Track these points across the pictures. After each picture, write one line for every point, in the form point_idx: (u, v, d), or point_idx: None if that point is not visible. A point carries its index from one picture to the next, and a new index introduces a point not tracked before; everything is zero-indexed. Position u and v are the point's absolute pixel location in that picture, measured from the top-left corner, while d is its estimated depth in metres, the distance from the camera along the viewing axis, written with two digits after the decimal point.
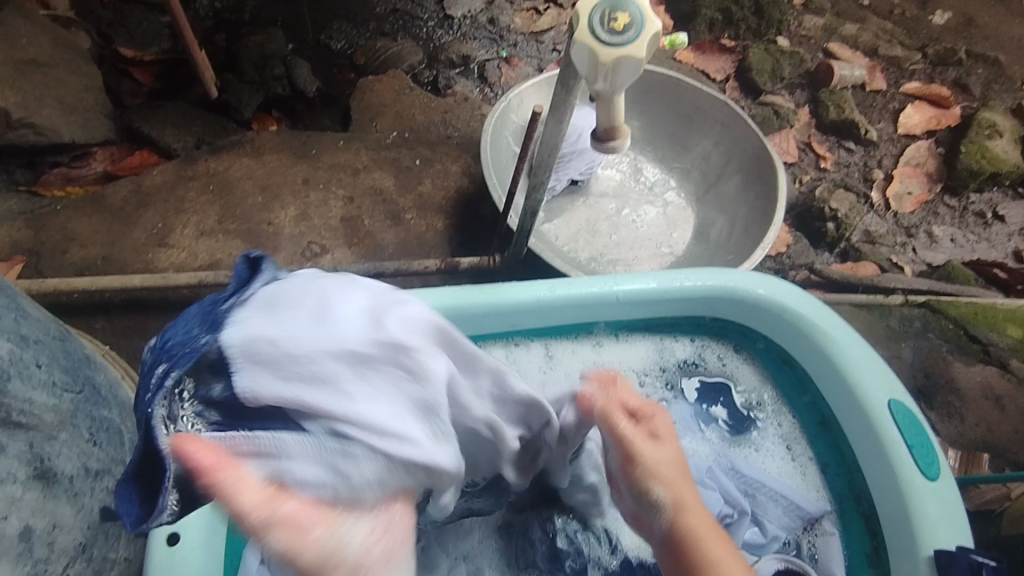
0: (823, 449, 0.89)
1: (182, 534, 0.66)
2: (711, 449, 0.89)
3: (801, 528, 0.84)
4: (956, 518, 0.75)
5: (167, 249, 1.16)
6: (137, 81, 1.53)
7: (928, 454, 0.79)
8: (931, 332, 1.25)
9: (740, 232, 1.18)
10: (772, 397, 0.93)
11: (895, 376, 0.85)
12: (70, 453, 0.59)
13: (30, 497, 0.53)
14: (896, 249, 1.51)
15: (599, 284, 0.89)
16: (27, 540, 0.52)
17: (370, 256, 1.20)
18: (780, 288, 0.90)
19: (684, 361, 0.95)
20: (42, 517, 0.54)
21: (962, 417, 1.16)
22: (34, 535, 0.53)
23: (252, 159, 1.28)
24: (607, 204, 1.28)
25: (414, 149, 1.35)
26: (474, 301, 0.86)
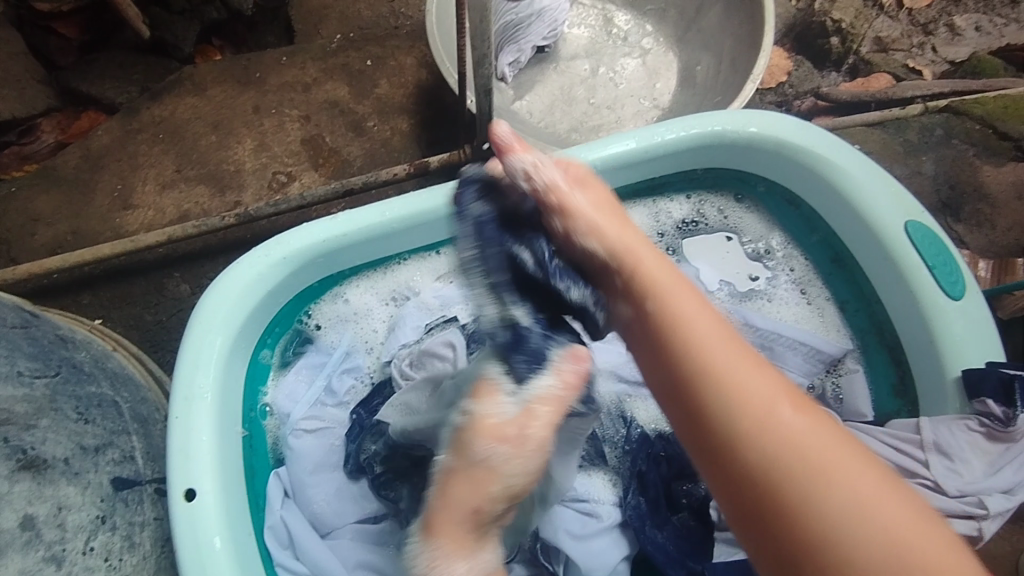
0: (840, 286, 0.84)
1: (198, 489, 0.64)
2: (720, 308, 0.85)
3: (823, 371, 0.81)
4: (986, 334, 0.71)
5: (132, 210, 1.11)
6: (63, 36, 1.18)
7: (952, 272, 0.74)
8: (954, 139, 1.15)
9: (728, 67, 1.07)
10: (780, 242, 0.88)
11: (910, 195, 0.78)
12: (56, 438, 0.65)
13: (18, 488, 0.63)
14: (913, 53, 1.33)
15: (574, 156, 0.80)
16: (29, 527, 0.62)
17: (339, 175, 1.14)
18: (776, 121, 0.81)
19: (682, 222, 0.89)
20: (41, 503, 0.63)
21: (993, 224, 1.08)
22: (36, 522, 0.63)
23: (197, 97, 1.19)
24: (582, 65, 1.16)
25: (363, 48, 1.25)
26: (442, 201, 0.79)
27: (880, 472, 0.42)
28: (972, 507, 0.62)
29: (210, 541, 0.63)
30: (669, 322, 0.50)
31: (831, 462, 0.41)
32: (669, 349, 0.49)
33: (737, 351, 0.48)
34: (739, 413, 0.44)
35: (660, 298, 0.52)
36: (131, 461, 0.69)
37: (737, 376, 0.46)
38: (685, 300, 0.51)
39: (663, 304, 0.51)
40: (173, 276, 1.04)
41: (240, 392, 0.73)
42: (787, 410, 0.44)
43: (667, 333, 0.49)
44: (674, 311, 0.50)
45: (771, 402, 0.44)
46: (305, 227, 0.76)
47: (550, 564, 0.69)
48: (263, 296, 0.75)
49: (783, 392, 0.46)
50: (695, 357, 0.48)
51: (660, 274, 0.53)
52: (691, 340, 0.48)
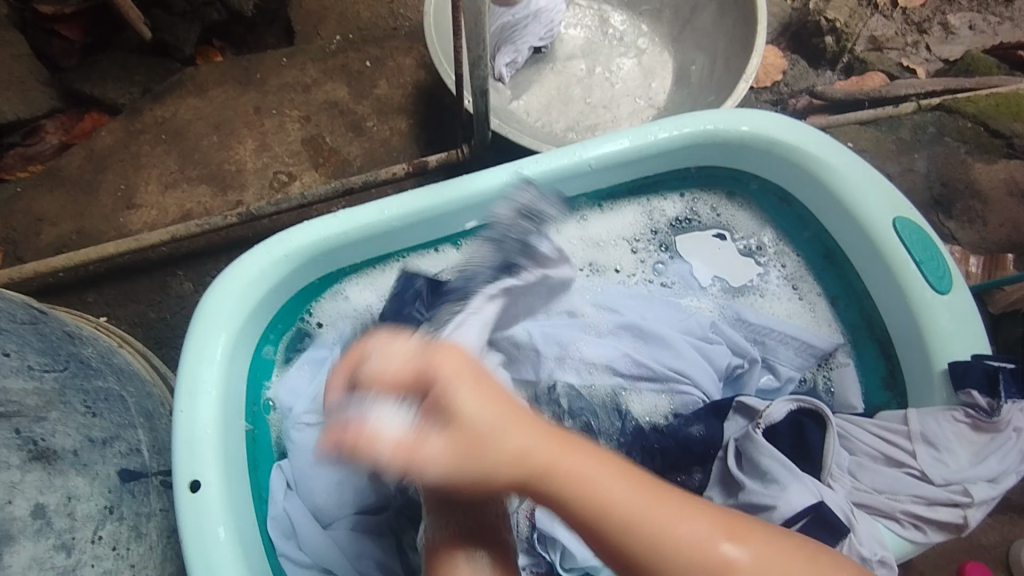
0: (831, 282, 0.86)
1: (203, 480, 0.66)
2: (713, 304, 0.87)
3: (815, 365, 0.82)
4: (971, 328, 0.73)
5: (136, 210, 1.13)
6: (64, 38, 1.18)
7: (939, 267, 0.75)
8: (946, 136, 1.17)
9: (723, 66, 1.08)
10: (772, 239, 0.89)
11: (899, 192, 0.79)
12: (66, 430, 0.66)
13: (30, 477, 0.64)
14: (907, 51, 1.34)
15: (569, 155, 0.82)
16: (41, 516, 0.64)
17: (339, 174, 1.16)
18: (766, 120, 0.82)
19: (676, 220, 0.90)
20: (51, 492, 0.65)
21: (984, 220, 1.10)
22: (47, 510, 0.64)
23: (198, 98, 1.21)
24: (579, 65, 1.18)
25: (363, 49, 1.26)
26: (440, 200, 0.80)
27: (741, 530, 0.45)
28: (957, 495, 0.64)
29: (215, 531, 0.65)
30: (593, 507, 0.44)
31: (741, 560, 0.43)
32: (570, 500, 0.45)
33: (624, 479, 0.45)
34: (671, 546, 0.43)
35: (543, 441, 0.46)
36: (137, 453, 0.70)
37: (643, 512, 0.44)
38: (475, 392, 0.46)
39: (542, 458, 0.45)
40: (176, 274, 1.06)
41: (242, 387, 0.75)
42: (643, 501, 0.44)
43: (546, 478, 0.45)
44: (512, 440, 0.45)
45: (696, 532, 0.44)
46: (305, 226, 0.78)
47: (546, 553, 0.71)
48: (265, 293, 0.76)
49: (644, 487, 0.45)
50: (612, 519, 0.44)
51: (462, 361, 0.48)
52: (575, 480, 0.45)
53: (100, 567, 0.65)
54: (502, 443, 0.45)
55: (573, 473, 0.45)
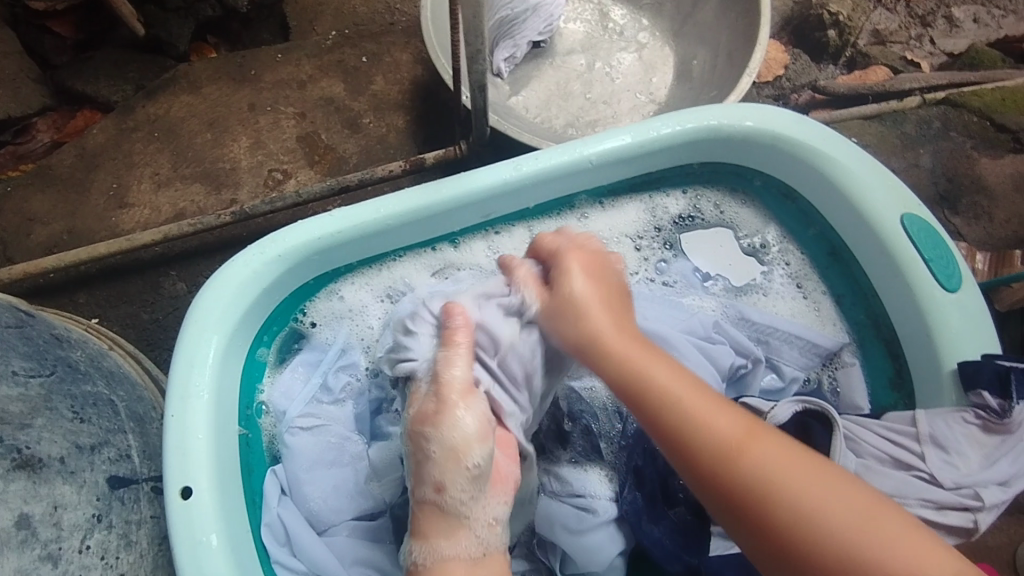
0: (837, 280, 0.84)
1: (195, 487, 0.64)
2: (717, 303, 0.85)
3: (820, 365, 0.81)
4: (981, 327, 0.71)
5: (128, 209, 1.11)
6: (57, 34, 1.18)
7: (948, 265, 0.74)
8: (952, 131, 1.15)
9: (725, 61, 1.06)
10: (777, 237, 0.88)
11: (907, 188, 0.77)
12: (51, 437, 0.67)
13: (14, 487, 0.66)
14: (911, 45, 1.32)
15: (570, 151, 0.80)
16: (25, 526, 0.66)
17: (335, 172, 1.14)
18: (771, 114, 0.80)
19: (679, 217, 0.89)
20: (37, 502, 0.67)
21: (991, 216, 1.08)
22: (32, 520, 0.66)
23: (191, 95, 1.19)
24: (578, 60, 1.16)
25: (359, 45, 1.24)
26: (438, 198, 0.78)
27: (770, 436, 0.54)
28: (967, 499, 0.62)
29: (205, 539, 0.63)
30: (659, 398, 0.57)
31: (770, 462, 0.52)
32: (620, 371, 0.60)
33: (684, 380, 0.59)
34: (700, 430, 0.54)
35: (615, 331, 0.63)
36: (127, 459, 0.69)
37: (692, 405, 0.56)
38: (608, 317, 0.64)
39: (641, 367, 0.59)
40: (169, 274, 1.04)
41: (235, 390, 0.73)
42: (696, 400, 0.56)
43: (608, 360, 0.61)
44: (651, 373, 0.59)
45: (726, 428, 0.54)
46: (299, 225, 0.76)
47: (545, 557, 0.70)
48: (258, 294, 0.74)
49: (713, 401, 0.57)
50: (671, 404, 0.56)
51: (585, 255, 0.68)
52: (649, 378, 0.59)
53: None
54: (654, 378, 0.58)
55: (689, 410, 0.56)
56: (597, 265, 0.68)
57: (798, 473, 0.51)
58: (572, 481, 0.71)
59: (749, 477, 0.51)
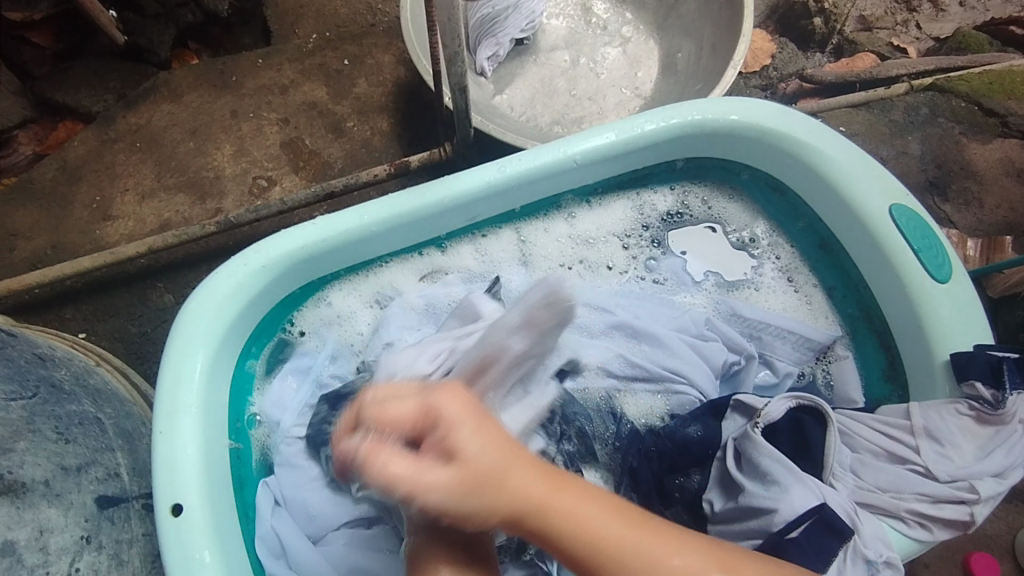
0: (827, 272, 0.84)
1: (184, 504, 0.63)
2: (708, 299, 0.84)
3: (813, 359, 0.80)
4: (972, 316, 0.71)
5: (112, 221, 1.10)
6: (36, 44, 1.15)
7: (938, 255, 0.73)
8: (940, 117, 1.14)
9: (710, 53, 1.06)
10: (766, 231, 0.87)
11: (894, 178, 0.77)
12: (35, 460, 0.69)
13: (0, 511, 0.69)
14: (897, 31, 1.31)
15: (554, 151, 0.79)
16: (12, 552, 0.69)
17: (320, 177, 1.13)
18: (755, 108, 0.80)
19: (667, 214, 0.88)
20: (22, 527, 0.70)
21: (981, 202, 1.08)
22: (19, 545, 0.69)
23: (173, 104, 1.17)
24: (562, 56, 1.15)
25: (340, 47, 1.23)
26: (422, 202, 0.77)
27: (734, 565, 0.47)
28: (963, 491, 0.62)
29: (198, 557, 0.62)
30: (581, 535, 0.47)
31: (691, 568, 0.46)
32: (553, 535, 0.47)
33: (580, 491, 0.48)
34: (626, 556, 0.46)
35: (502, 458, 0.47)
36: (116, 477, 0.68)
37: (647, 551, 0.46)
38: (484, 435, 0.47)
39: (539, 498, 0.47)
40: (155, 286, 1.03)
41: (223, 405, 0.72)
42: (645, 540, 0.47)
43: (533, 517, 0.47)
44: (518, 483, 0.47)
45: (687, 565, 0.46)
46: (282, 235, 0.75)
47: (544, 563, 0.70)
48: (242, 306, 0.73)
49: (613, 509, 0.48)
50: (587, 540, 0.46)
51: (466, 407, 0.49)
52: (569, 520, 0.47)
53: None
54: (517, 485, 0.47)
55: (579, 526, 0.47)
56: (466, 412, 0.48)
57: None
58: None
59: None
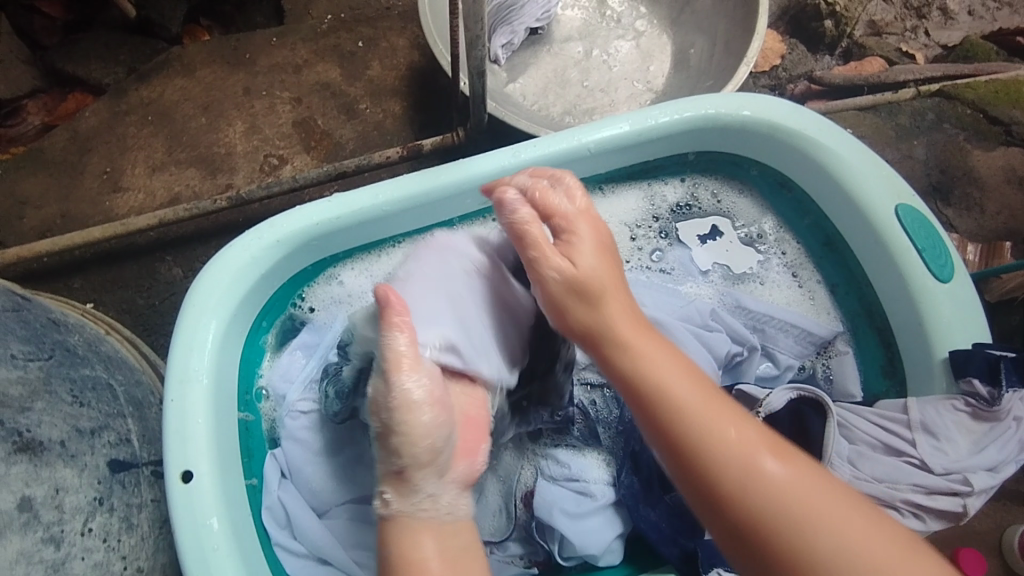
0: (831, 269, 0.85)
1: (194, 471, 0.64)
2: (713, 291, 0.86)
3: (814, 353, 0.82)
4: (972, 316, 0.72)
5: (122, 193, 1.10)
6: (45, 15, 1.16)
7: (941, 254, 0.75)
8: (946, 123, 1.16)
9: (722, 51, 1.07)
10: (773, 226, 0.88)
11: (902, 179, 0.78)
12: (52, 421, 0.69)
13: (16, 469, 0.69)
14: (906, 37, 1.32)
15: (569, 138, 0.80)
16: (27, 507, 0.68)
17: (331, 158, 1.14)
18: (768, 104, 0.81)
19: (677, 205, 0.89)
20: (38, 484, 0.69)
21: (982, 208, 1.10)
22: (35, 502, 0.68)
23: (185, 79, 1.17)
24: (576, 48, 1.15)
25: (355, 29, 1.23)
26: (437, 183, 0.78)
27: (788, 454, 0.52)
28: (956, 483, 0.64)
29: (208, 523, 0.63)
30: (650, 389, 0.56)
31: (780, 472, 0.50)
32: (628, 376, 0.58)
33: (692, 376, 0.58)
34: (696, 430, 0.53)
35: (632, 328, 0.60)
36: (127, 443, 0.69)
37: (707, 414, 0.54)
38: (618, 305, 0.61)
39: (622, 331, 0.60)
40: (165, 260, 1.04)
41: (234, 376, 0.72)
42: (712, 408, 0.55)
43: (623, 351, 0.59)
44: (616, 325, 0.60)
45: (742, 438, 0.53)
46: (298, 211, 0.76)
47: (545, 542, 0.70)
48: (257, 279, 0.74)
49: (707, 394, 0.56)
50: (676, 408, 0.55)
51: (614, 266, 0.63)
52: (654, 370, 0.57)
53: (89, 559, 0.66)
54: (637, 359, 0.58)
55: (700, 404, 0.55)
56: (615, 283, 0.63)
57: (807, 490, 0.49)
58: (567, 464, 0.72)
59: (755, 489, 0.50)
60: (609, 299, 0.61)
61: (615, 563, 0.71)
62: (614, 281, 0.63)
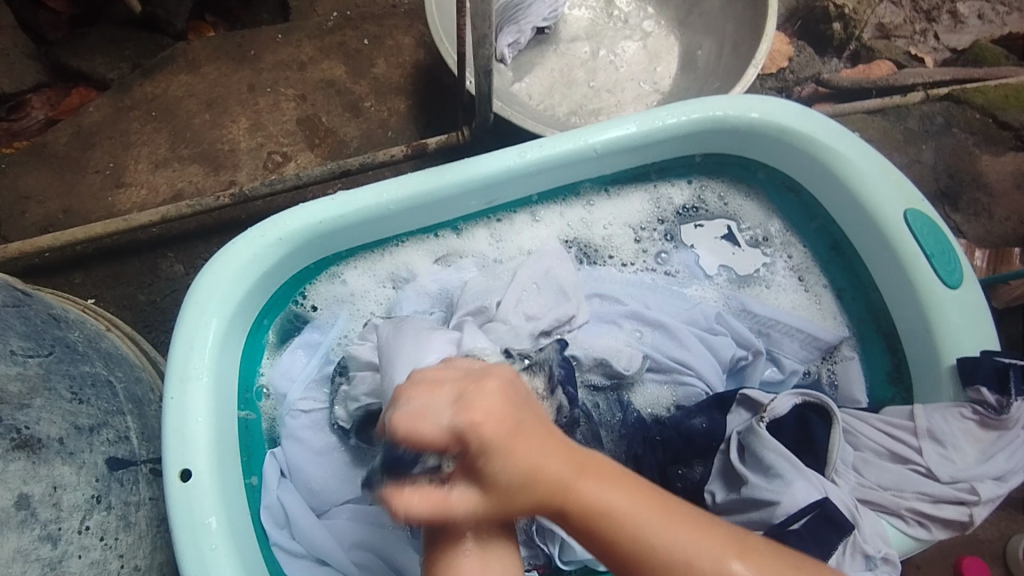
0: (838, 273, 0.84)
1: (194, 469, 0.64)
2: (719, 294, 0.85)
3: (820, 358, 0.81)
4: (980, 323, 0.71)
5: (125, 188, 1.10)
6: (51, 9, 1.16)
7: (950, 260, 0.74)
8: (955, 127, 1.15)
9: (730, 52, 1.06)
10: (780, 230, 0.88)
11: (911, 184, 0.78)
12: (50, 417, 0.67)
13: (13, 467, 0.67)
14: (915, 40, 1.31)
15: (575, 138, 0.79)
16: (24, 505, 0.67)
17: (335, 156, 1.13)
18: (776, 107, 0.80)
19: (683, 207, 0.89)
20: (36, 483, 0.67)
21: (990, 213, 1.09)
22: (32, 501, 0.67)
23: (190, 75, 1.17)
24: (582, 47, 1.15)
25: (360, 27, 1.23)
26: (441, 182, 0.77)
27: (754, 551, 0.47)
28: (963, 492, 0.63)
29: (207, 521, 0.63)
30: (598, 520, 0.47)
31: None
32: (569, 513, 0.48)
33: (626, 494, 0.48)
34: (665, 562, 0.46)
35: (569, 466, 0.48)
36: (127, 440, 0.69)
37: (676, 542, 0.46)
38: (522, 448, 0.46)
39: (563, 477, 0.48)
40: (167, 256, 1.03)
41: (235, 374, 0.72)
42: (665, 526, 0.47)
43: (498, 490, 0.46)
44: (548, 469, 0.47)
45: (711, 564, 0.46)
46: (301, 208, 0.75)
47: (545, 545, 0.69)
48: (259, 277, 0.73)
49: (645, 500, 0.48)
50: (640, 554, 0.46)
51: (504, 399, 0.47)
52: (600, 507, 0.47)
53: (87, 557, 0.65)
54: (534, 482, 0.47)
55: (658, 540, 0.47)
56: (517, 422, 0.47)
57: None
58: None
59: None
60: (506, 453, 0.46)
61: None
62: (511, 424, 0.47)
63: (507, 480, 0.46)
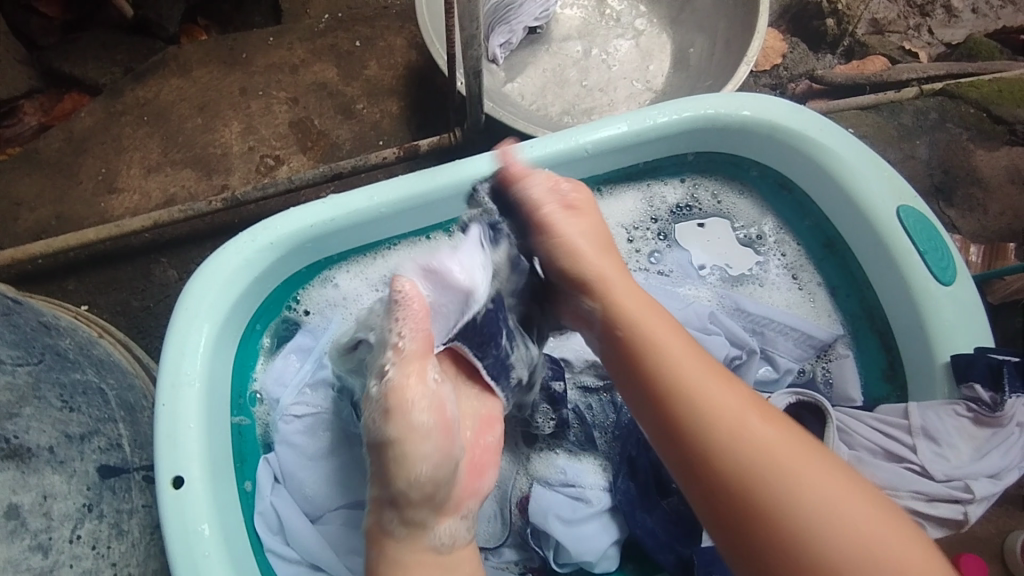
0: (832, 271, 0.84)
1: (186, 476, 0.63)
2: (712, 293, 0.85)
3: (813, 356, 0.81)
4: (974, 320, 0.71)
5: (117, 194, 1.10)
6: (42, 14, 1.14)
7: (943, 258, 0.74)
8: (949, 122, 1.15)
9: (722, 50, 1.06)
10: (773, 228, 0.87)
11: (904, 180, 0.77)
12: (39, 427, 0.69)
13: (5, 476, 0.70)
14: (909, 35, 1.31)
15: (566, 139, 0.79)
16: (15, 516, 0.69)
17: (328, 159, 1.13)
18: (768, 105, 0.80)
19: (676, 206, 0.88)
20: (26, 493, 0.70)
21: (985, 209, 1.08)
22: (23, 510, 0.70)
23: (181, 79, 1.17)
24: (575, 47, 1.14)
25: (352, 29, 1.22)
26: (432, 185, 0.77)
27: (774, 417, 0.54)
28: (957, 491, 0.62)
29: (199, 529, 0.62)
30: (642, 360, 0.58)
31: (768, 435, 0.52)
32: (619, 328, 0.60)
33: (678, 337, 0.59)
34: (704, 408, 0.53)
35: (660, 326, 0.60)
36: (117, 448, 0.68)
37: (697, 376, 0.55)
38: (626, 285, 0.62)
39: (652, 335, 0.59)
40: (160, 262, 1.03)
41: (227, 380, 0.72)
42: (699, 366, 0.56)
43: (619, 316, 0.60)
44: (645, 321, 0.60)
45: (736, 413, 0.53)
46: (292, 212, 0.75)
47: (540, 548, 0.69)
48: (250, 281, 0.73)
49: (689, 352, 0.58)
50: (672, 384, 0.56)
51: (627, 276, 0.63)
52: (659, 349, 0.58)
53: (78, 566, 0.66)
54: (635, 319, 0.60)
55: (699, 394, 0.54)
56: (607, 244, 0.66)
57: (791, 448, 0.51)
58: (563, 470, 0.71)
59: (747, 457, 0.51)
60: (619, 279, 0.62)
61: (611, 569, 0.70)
62: (633, 288, 0.63)
63: (614, 296, 0.61)
